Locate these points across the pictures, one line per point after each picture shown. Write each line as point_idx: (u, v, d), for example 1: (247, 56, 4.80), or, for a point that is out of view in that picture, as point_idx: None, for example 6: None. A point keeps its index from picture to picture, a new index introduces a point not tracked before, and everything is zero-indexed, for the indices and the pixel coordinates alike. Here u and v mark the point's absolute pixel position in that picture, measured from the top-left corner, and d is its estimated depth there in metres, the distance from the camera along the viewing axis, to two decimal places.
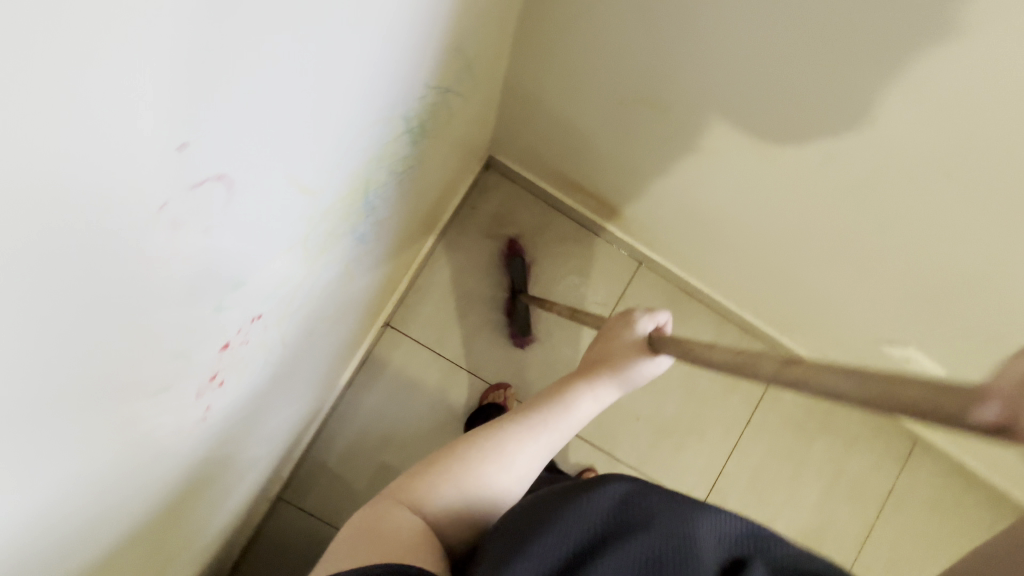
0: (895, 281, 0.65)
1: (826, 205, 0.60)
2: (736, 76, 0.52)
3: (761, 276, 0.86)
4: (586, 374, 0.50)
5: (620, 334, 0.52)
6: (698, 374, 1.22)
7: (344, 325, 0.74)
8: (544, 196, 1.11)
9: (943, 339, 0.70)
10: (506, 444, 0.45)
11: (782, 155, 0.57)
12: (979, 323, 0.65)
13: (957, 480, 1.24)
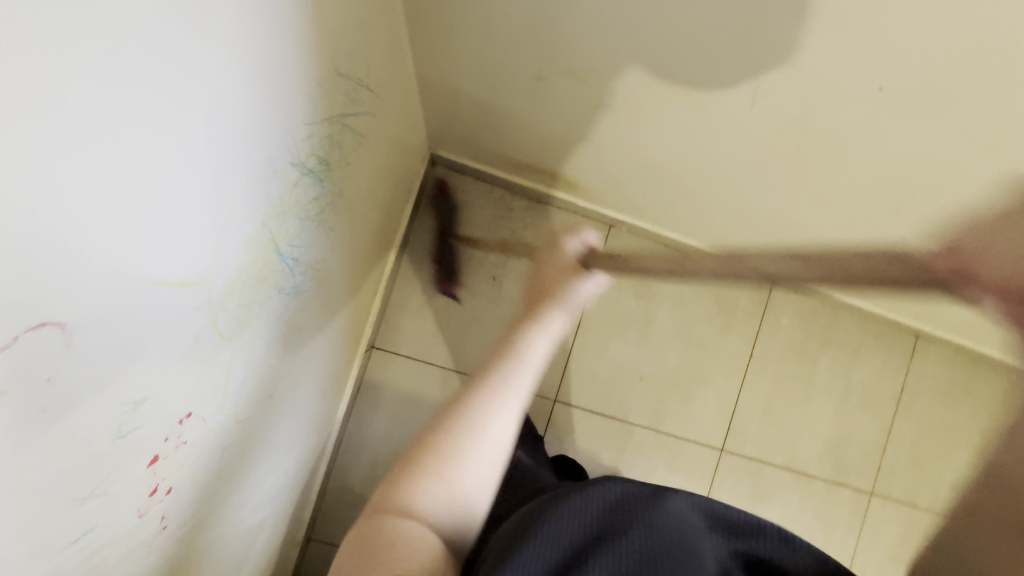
0: (857, 199, 0.64)
1: (772, 138, 0.57)
2: (636, 32, 0.48)
3: (727, 214, 0.83)
4: (532, 311, 0.48)
5: (550, 266, 0.53)
6: (693, 320, 1.20)
7: (319, 366, 0.72)
8: (496, 180, 1.07)
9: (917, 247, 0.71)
10: (478, 414, 0.42)
11: (709, 98, 0.54)
12: None
13: (965, 363, 1.26)
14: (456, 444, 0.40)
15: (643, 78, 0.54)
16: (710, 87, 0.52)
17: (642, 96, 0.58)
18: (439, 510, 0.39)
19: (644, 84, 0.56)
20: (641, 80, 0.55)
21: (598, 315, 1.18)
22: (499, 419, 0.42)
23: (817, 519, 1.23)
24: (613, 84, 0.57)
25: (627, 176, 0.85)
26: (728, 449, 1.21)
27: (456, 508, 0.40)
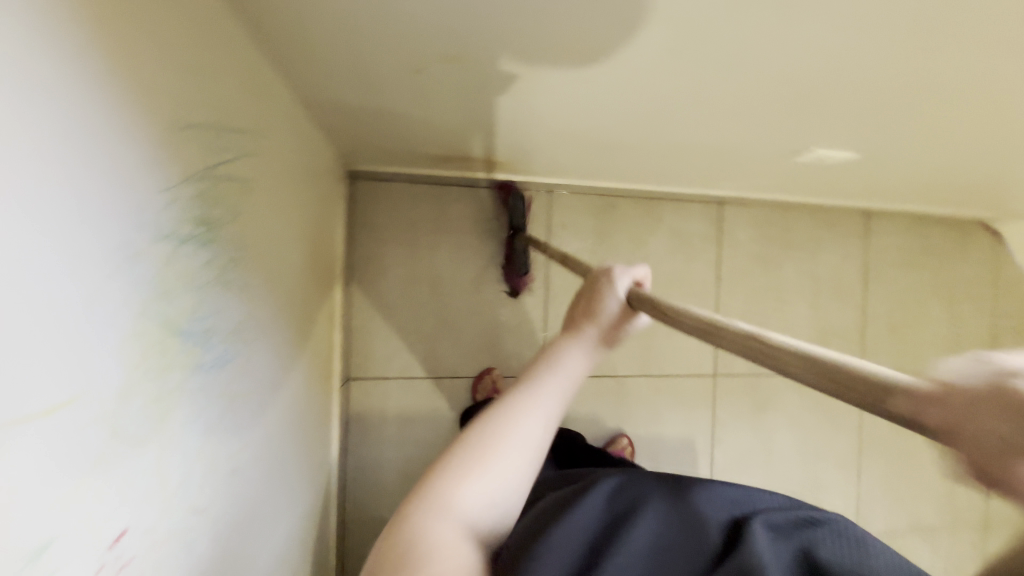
0: (760, 98, 0.65)
1: (664, 66, 0.56)
2: (487, 12, 0.46)
3: (653, 143, 0.82)
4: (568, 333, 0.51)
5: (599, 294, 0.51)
6: (655, 260, 1.20)
7: (289, 416, 0.70)
8: (421, 178, 1.08)
9: (836, 130, 0.76)
10: (510, 429, 0.43)
11: (582, 49, 0.52)
12: (855, 98, 0.65)
13: (914, 229, 1.34)
14: (486, 456, 0.42)
15: (527, 44, 0.51)
16: (598, 37, 0.49)
17: (534, 61, 0.55)
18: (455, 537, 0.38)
19: (530, 51, 0.53)
20: (526, 47, 0.52)
21: (563, 282, 1.16)
22: (535, 423, 0.44)
23: (818, 411, 1.29)
24: (498, 56, 0.54)
25: (546, 140, 0.82)
26: (720, 373, 1.23)
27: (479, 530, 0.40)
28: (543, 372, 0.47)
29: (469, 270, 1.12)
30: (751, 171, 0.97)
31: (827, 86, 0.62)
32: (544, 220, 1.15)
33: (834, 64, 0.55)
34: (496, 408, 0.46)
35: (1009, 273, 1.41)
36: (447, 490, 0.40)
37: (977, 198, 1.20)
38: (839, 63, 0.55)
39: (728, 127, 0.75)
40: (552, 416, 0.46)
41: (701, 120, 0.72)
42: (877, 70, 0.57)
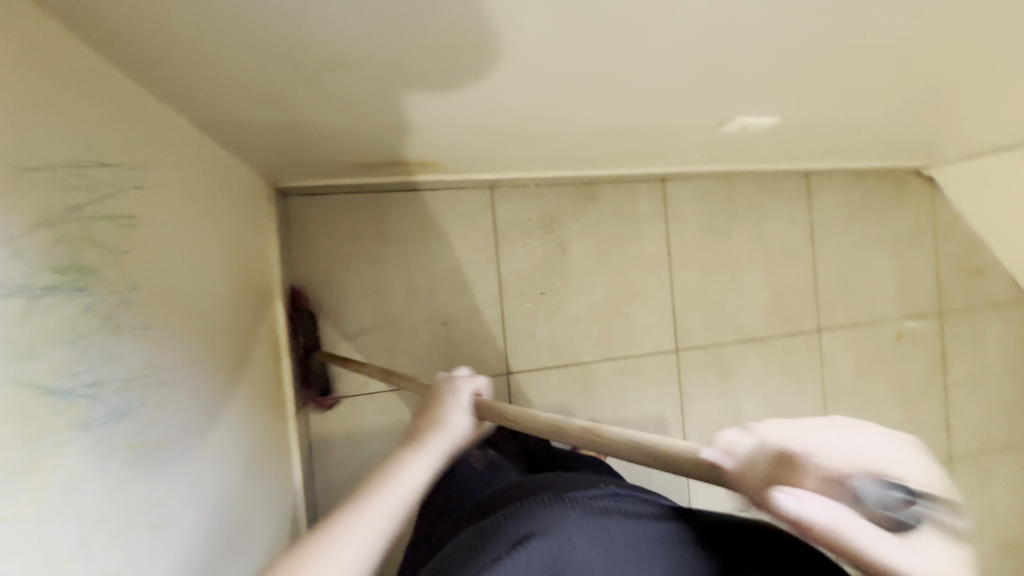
0: (667, 73, 0.65)
1: (558, 51, 0.56)
2: (361, 17, 0.44)
3: (578, 124, 0.81)
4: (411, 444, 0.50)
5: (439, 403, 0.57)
6: (605, 243, 1.19)
7: (231, 454, 0.67)
8: (356, 188, 1.05)
9: (752, 98, 0.77)
10: (325, 542, 0.37)
11: (472, 39, 0.51)
12: (758, 63, 0.66)
13: (852, 184, 1.38)
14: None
15: (416, 37, 0.49)
16: (487, 20, 0.48)
17: (429, 52, 0.53)
18: None
19: (423, 44, 0.51)
20: (417, 41, 0.50)
21: (515, 276, 1.15)
22: (355, 533, 0.38)
23: (782, 371, 1.31)
24: (391, 53, 0.52)
25: (469, 130, 0.80)
26: (682, 347, 1.24)
27: None
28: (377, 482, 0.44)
29: (418, 275, 1.10)
30: (683, 144, 0.97)
31: (726, 55, 0.62)
32: (488, 216, 1.13)
33: (724, 31, 0.55)
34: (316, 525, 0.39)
35: (946, 215, 1.46)
36: None
37: (906, 147, 1.23)
38: (729, 30, 0.55)
39: (649, 101, 0.75)
40: (379, 531, 0.40)
41: (620, 95, 0.71)
42: (775, 29, 0.57)
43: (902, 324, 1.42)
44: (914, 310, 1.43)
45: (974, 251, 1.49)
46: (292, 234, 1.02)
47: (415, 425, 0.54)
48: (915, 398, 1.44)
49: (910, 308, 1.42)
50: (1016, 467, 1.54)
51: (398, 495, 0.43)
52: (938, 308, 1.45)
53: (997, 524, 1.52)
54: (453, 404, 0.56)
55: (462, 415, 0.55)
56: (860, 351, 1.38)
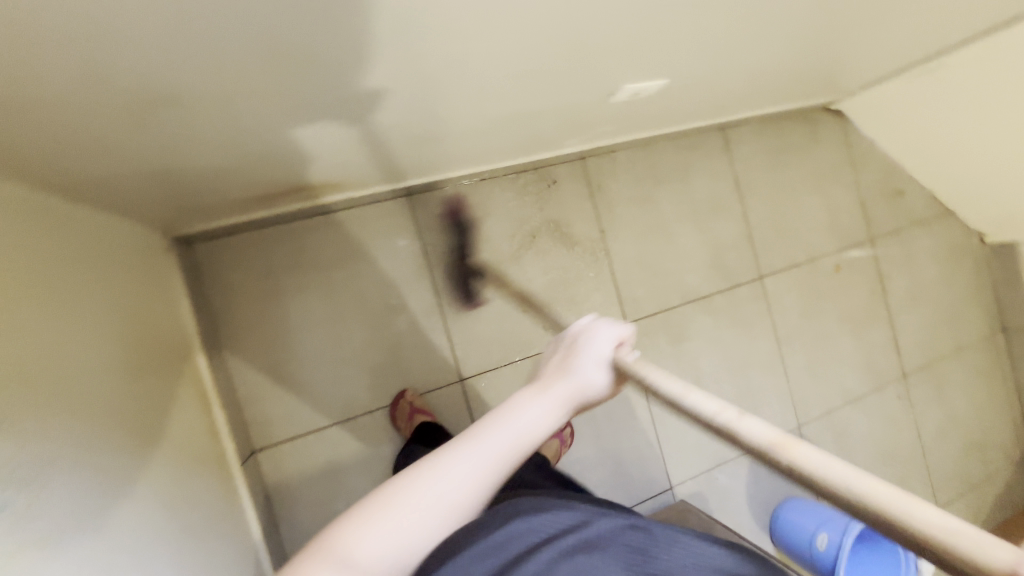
0: (525, 47, 0.65)
1: (396, 44, 0.55)
2: (157, 38, 0.42)
3: (467, 111, 0.79)
4: (539, 383, 0.52)
5: (584, 351, 0.54)
6: (535, 232, 1.19)
7: (156, 514, 0.64)
8: (267, 222, 1.01)
9: (629, 65, 0.77)
10: (450, 467, 0.45)
11: (295, 41, 0.49)
12: (617, 26, 0.66)
13: (768, 129, 1.40)
14: (415, 494, 0.44)
15: (232, 42, 0.46)
16: (306, 10, 0.45)
17: (259, 55, 0.50)
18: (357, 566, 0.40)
19: (243, 49, 0.48)
20: (233, 46, 0.47)
21: (450, 281, 1.13)
22: (471, 467, 0.45)
23: (732, 325, 1.33)
24: (217, 65, 0.49)
25: (358, 135, 0.77)
26: (631, 319, 1.25)
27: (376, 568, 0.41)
28: (503, 417, 0.48)
29: (350, 297, 1.06)
30: (584, 120, 0.96)
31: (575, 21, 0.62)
32: (412, 226, 1.10)
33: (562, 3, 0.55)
34: (446, 447, 0.47)
35: (860, 145, 1.51)
36: (365, 525, 0.42)
37: (807, 85, 1.26)
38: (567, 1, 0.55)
39: (529, 77, 0.73)
40: (495, 473, 0.46)
41: (496, 73, 0.69)
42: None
43: (838, 257, 1.46)
44: (848, 241, 1.47)
45: (892, 174, 1.55)
46: (207, 281, 0.98)
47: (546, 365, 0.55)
48: (864, 325, 1.48)
49: (844, 241, 1.47)
50: (969, 371, 1.60)
51: (519, 434, 0.47)
52: (870, 235, 1.50)
53: (961, 429, 1.58)
54: (586, 359, 0.53)
55: (596, 369, 0.53)
56: (804, 290, 1.41)
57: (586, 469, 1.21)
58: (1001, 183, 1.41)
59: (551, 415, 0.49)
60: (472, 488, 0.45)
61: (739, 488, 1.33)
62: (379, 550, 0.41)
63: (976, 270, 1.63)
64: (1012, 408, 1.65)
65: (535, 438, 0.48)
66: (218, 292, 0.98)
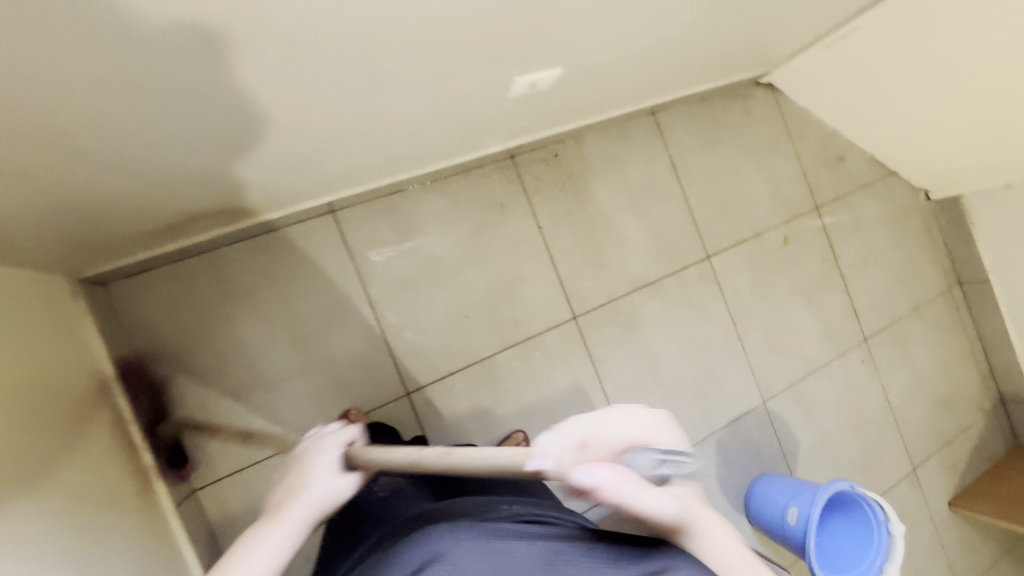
0: (403, 57, 0.66)
1: (261, 68, 0.56)
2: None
3: (362, 117, 0.77)
4: (274, 512, 0.57)
5: (310, 470, 0.63)
6: (471, 236, 1.17)
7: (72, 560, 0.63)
8: (184, 255, 0.98)
9: (512, 58, 0.79)
10: None
11: (147, 73, 0.50)
12: (486, 22, 0.67)
13: (700, 109, 1.40)
14: None
15: (76, 75, 0.46)
16: (109, 28, 0.43)
17: (101, 77, 0.48)
18: None
19: (57, 73, 0.45)
20: (42, 72, 0.44)
21: (386, 294, 1.10)
22: None
23: (684, 308, 1.32)
24: (66, 97, 0.48)
25: (243, 151, 0.74)
26: (579, 313, 1.24)
27: None
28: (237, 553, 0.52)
29: (283, 323, 1.04)
30: (497, 110, 0.95)
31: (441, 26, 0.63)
32: (340, 243, 1.08)
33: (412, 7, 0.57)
34: None
35: (795, 115, 1.51)
36: None
37: (729, 60, 1.26)
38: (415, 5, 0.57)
39: (421, 74, 0.72)
40: None
41: (380, 76, 0.68)
42: None
43: (785, 228, 1.46)
44: (793, 212, 1.47)
45: (832, 141, 1.55)
46: (125, 320, 0.95)
47: (280, 492, 0.61)
48: (818, 294, 1.48)
49: (789, 212, 1.47)
50: (929, 329, 1.61)
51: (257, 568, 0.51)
52: (814, 203, 1.50)
53: (928, 387, 1.58)
54: (313, 475, 0.61)
55: (326, 479, 0.61)
56: (753, 265, 1.40)
57: None
58: (932, 129, 1.43)
59: (290, 536, 0.54)
60: None
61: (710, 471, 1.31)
62: None
63: (924, 228, 1.64)
64: (976, 361, 1.66)
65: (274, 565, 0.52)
66: (138, 330, 0.95)
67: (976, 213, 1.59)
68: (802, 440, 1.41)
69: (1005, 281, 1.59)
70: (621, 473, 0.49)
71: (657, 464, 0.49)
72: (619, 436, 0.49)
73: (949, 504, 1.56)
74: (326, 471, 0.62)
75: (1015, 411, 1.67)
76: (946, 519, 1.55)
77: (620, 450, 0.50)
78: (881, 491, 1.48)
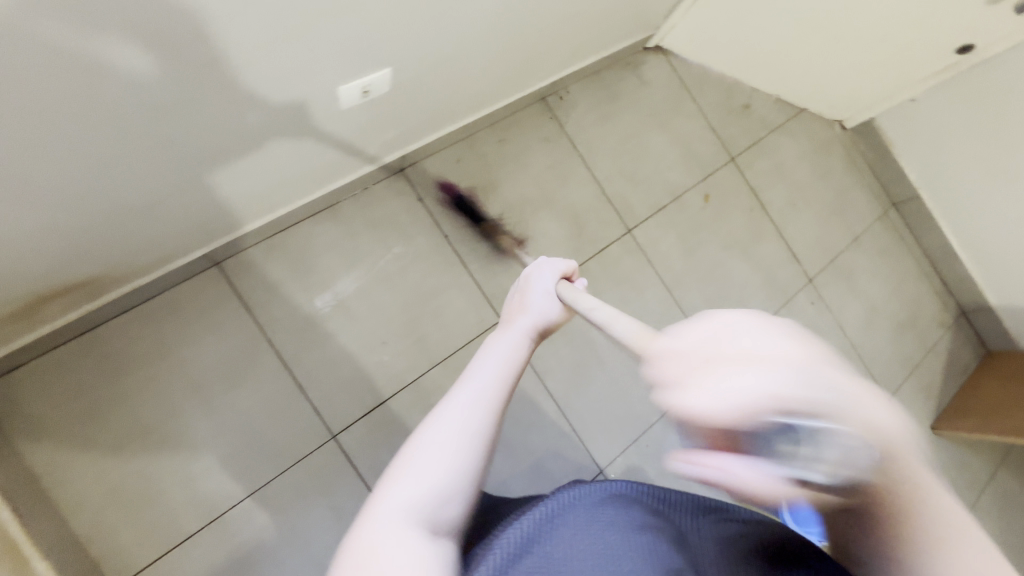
0: (199, 81, 0.65)
1: (18, 113, 0.54)
2: None
3: (168, 155, 0.73)
4: (508, 319, 0.61)
5: (529, 289, 0.65)
6: (374, 259, 1.12)
7: None
8: (61, 339, 0.91)
9: (338, 65, 0.79)
10: (464, 380, 0.50)
11: None
12: (281, 36, 0.67)
13: (592, 84, 1.37)
14: (439, 412, 0.47)
15: None
16: None
17: None
18: (413, 492, 0.41)
19: None
20: None
21: (292, 337, 1.05)
22: (487, 373, 0.51)
23: (614, 286, 1.28)
24: None
25: (45, 214, 0.68)
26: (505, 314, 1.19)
27: (436, 486, 0.42)
28: (496, 338, 0.56)
29: (185, 387, 0.98)
30: (344, 119, 0.92)
31: (231, 46, 0.63)
32: (232, 295, 1.03)
33: (182, 30, 0.57)
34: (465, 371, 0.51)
35: (692, 71, 1.48)
36: (404, 459, 0.44)
37: (603, 29, 1.24)
38: (185, 29, 0.57)
39: (226, 92, 0.69)
40: (510, 373, 0.52)
41: (151, 106, 0.64)
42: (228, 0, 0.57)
43: (704, 186, 1.42)
44: (709, 168, 1.44)
45: (736, 89, 1.53)
46: (9, 422, 0.88)
47: (507, 308, 0.64)
48: (753, 244, 1.44)
49: (705, 168, 1.44)
50: (873, 255, 1.58)
51: (512, 352, 0.54)
52: (729, 155, 1.47)
53: (885, 314, 1.55)
54: (536, 292, 0.64)
55: (543, 301, 0.64)
56: (678, 229, 1.37)
57: (505, 484, 1.12)
58: (825, 58, 1.42)
59: (522, 341, 0.57)
60: (491, 391, 0.50)
61: (675, 448, 1.26)
62: (430, 469, 0.43)
63: (847, 157, 1.62)
64: (927, 279, 1.63)
65: (521, 351, 0.56)
66: (25, 430, 0.89)
67: (890, 131, 1.58)
68: None
69: (935, 192, 1.57)
70: (745, 457, 0.39)
71: (797, 442, 0.37)
72: (729, 405, 0.38)
73: (932, 428, 1.52)
74: (546, 284, 0.66)
75: (978, 320, 1.64)
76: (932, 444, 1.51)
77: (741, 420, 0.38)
78: None
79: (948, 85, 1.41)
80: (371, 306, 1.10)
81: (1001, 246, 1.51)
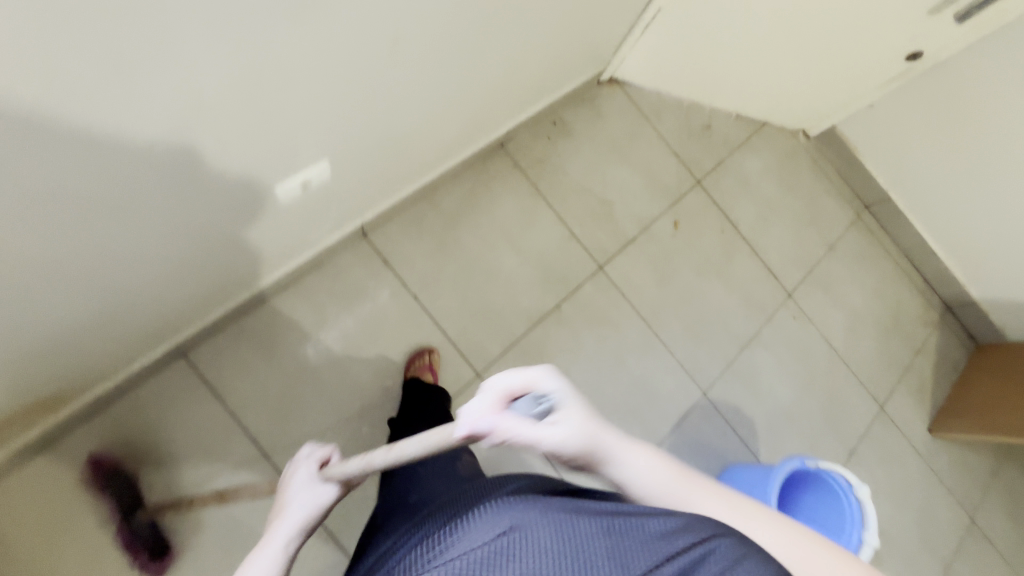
0: (138, 213, 0.64)
1: None
2: None
3: (100, 282, 0.70)
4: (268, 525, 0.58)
5: (293, 481, 0.63)
6: (343, 330, 1.11)
7: None
8: (27, 456, 0.90)
9: (281, 165, 0.78)
10: None
11: None
12: (217, 158, 0.66)
13: (548, 125, 1.37)
14: None
15: None
16: None
17: None
18: None
19: None
20: None
21: (267, 420, 1.04)
22: None
23: (590, 327, 1.27)
24: None
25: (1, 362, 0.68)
26: (481, 368, 1.18)
27: None
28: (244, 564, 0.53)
29: (161, 487, 0.96)
30: (288, 213, 0.91)
31: (168, 179, 0.62)
32: (201, 386, 1.02)
33: (113, 179, 0.56)
34: None
35: (648, 100, 1.49)
36: None
37: (553, 74, 1.24)
38: (116, 177, 0.56)
39: (170, 217, 0.69)
40: None
41: (83, 248, 0.62)
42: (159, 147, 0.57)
43: (673, 212, 1.42)
44: (675, 195, 1.44)
45: (695, 111, 1.53)
46: None
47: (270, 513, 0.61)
48: (727, 266, 1.44)
49: (672, 196, 1.43)
50: (850, 262, 1.57)
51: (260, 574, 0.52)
52: (694, 179, 1.47)
53: (869, 319, 1.54)
54: (299, 485, 0.62)
55: (309, 489, 0.61)
56: (650, 260, 1.37)
57: None
58: (778, 75, 1.43)
59: (277, 551, 0.54)
60: None
61: None
62: None
63: (813, 165, 1.62)
64: (908, 278, 1.63)
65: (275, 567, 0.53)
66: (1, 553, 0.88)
67: (854, 137, 1.58)
68: (756, 419, 1.35)
69: (905, 193, 1.57)
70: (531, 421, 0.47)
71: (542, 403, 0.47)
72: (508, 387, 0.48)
73: (929, 430, 1.50)
74: (312, 470, 0.64)
75: (964, 314, 1.64)
76: (931, 447, 1.49)
77: (514, 397, 0.48)
78: (855, 442, 1.42)
79: (903, 90, 1.41)
80: (345, 377, 1.10)
81: (977, 241, 1.50)
